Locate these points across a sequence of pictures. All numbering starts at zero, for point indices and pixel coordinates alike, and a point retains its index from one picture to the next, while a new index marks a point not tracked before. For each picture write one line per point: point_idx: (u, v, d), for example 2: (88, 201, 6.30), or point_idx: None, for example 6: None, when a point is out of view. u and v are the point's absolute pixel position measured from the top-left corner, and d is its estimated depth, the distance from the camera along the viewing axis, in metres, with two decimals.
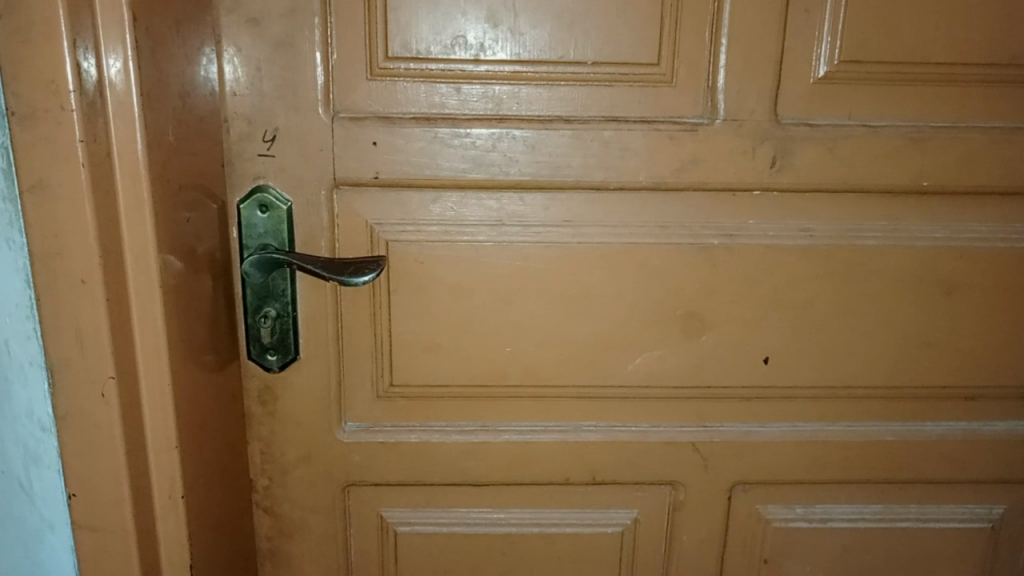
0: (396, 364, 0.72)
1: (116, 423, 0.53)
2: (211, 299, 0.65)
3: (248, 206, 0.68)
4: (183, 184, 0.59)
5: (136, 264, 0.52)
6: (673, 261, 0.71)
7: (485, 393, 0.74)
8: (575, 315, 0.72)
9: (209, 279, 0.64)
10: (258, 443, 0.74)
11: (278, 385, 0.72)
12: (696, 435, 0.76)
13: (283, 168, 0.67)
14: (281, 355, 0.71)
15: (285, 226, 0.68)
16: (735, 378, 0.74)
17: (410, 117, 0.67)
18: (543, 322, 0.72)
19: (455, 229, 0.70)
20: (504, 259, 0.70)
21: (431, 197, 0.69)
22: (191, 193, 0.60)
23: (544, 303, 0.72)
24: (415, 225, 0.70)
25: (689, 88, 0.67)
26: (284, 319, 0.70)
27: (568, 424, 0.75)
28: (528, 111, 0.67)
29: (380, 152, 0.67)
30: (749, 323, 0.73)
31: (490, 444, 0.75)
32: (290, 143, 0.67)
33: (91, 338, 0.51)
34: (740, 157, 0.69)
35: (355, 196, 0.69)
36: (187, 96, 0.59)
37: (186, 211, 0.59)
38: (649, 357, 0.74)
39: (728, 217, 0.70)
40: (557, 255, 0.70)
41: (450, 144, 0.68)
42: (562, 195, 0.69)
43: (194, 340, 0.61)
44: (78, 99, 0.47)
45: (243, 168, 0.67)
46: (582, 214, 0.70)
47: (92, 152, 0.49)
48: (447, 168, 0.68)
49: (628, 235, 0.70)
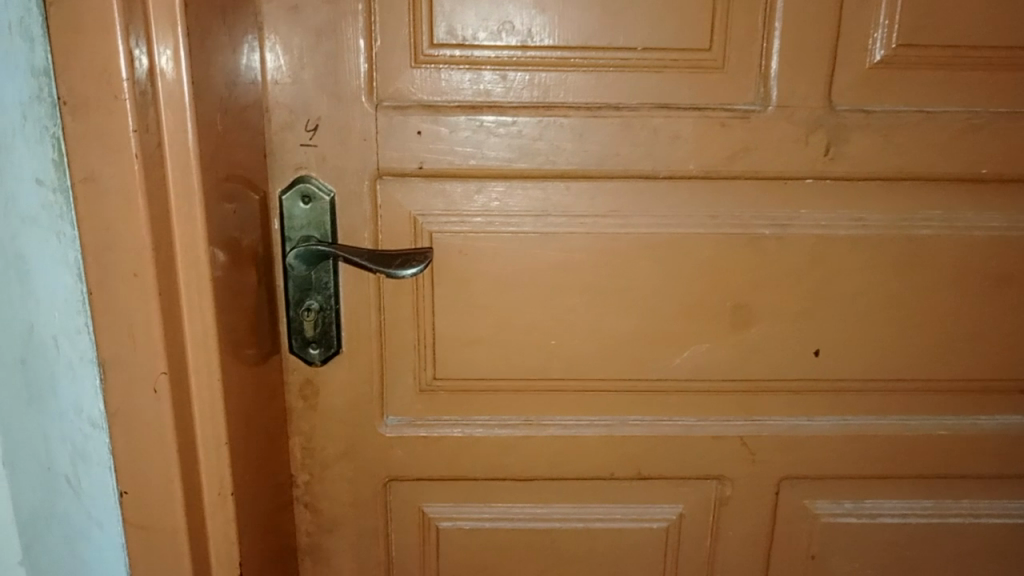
0: (439, 358, 0.71)
1: (167, 421, 0.52)
2: (252, 292, 0.63)
3: (290, 196, 0.66)
4: (227, 175, 0.58)
5: (186, 257, 0.51)
6: (723, 251, 0.69)
7: (530, 387, 0.72)
8: (622, 307, 0.71)
9: (252, 272, 0.63)
10: (298, 438, 0.73)
11: (319, 380, 0.71)
12: (743, 429, 0.75)
13: (324, 158, 0.66)
14: (323, 348, 0.69)
15: (328, 217, 0.67)
16: (783, 372, 0.73)
17: (455, 106, 0.66)
18: (589, 315, 0.71)
19: (499, 220, 0.68)
20: (549, 250, 0.69)
21: (474, 187, 0.68)
22: (233, 184, 0.59)
23: (590, 296, 0.70)
24: (459, 216, 0.68)
25: (740, 74, 0.66)
26: (326, 312, 0.68)
27: (613, 418, 0.74)
28: (574, 98, 0.66)
29: (423, 140, 0.66)
30: (798, 314, 0.71)
31: (534, 438, 0.74)
32: (333, 133, 0.66)
33: (141, 334, 0.50)
34: (793, 144, 0.67)
35: (399, 186, 0.68)
36: (230, 84, 0.58)
37: (230, 203, 0.58)
38: (696, 350, 0.72)
39: (779, 206, 0.69)
40: (603, 246, 0.69)
41: (495, 133, 0.66)
42: (608, 183, 0.68)
43: (237, 333, 0.60)
44: (131, 89, 0.46)
45: (285, 158, 0.66)
46: (628, 204, 0.68)
47: (144, 142, 0.47)
48: (493, 158, 0.67)
49: (677, 225, 0.69)
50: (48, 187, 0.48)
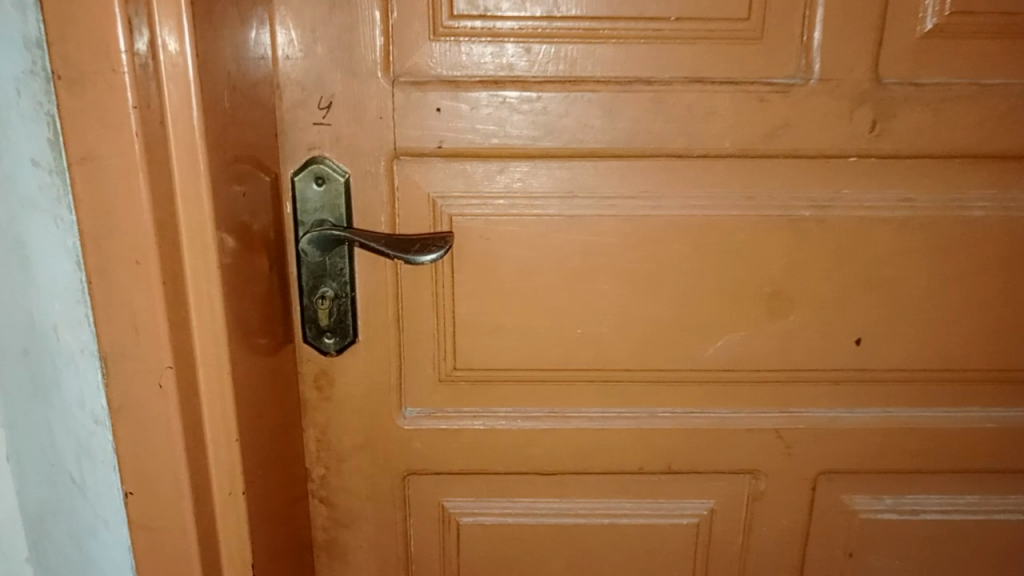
0: (459, 347, 0.68)
1: (174, 417, 0.49)
2: (264, 279, 0.60)
3: (303, 178, 0.63)
4: (236, 155, 0.54)
5: (192, 244, 0.48)
6: (759, 234, 0.66)
7: (554, 378, 0.69)
8: (652, 294, 0.67)
9: (264, 258, 0.60)
10: (313, 430, 0.70)
11: (334, 370, 0.68)
12: (778, 422, 0.71)
13: (339, 138, 0.63)
14: (338, 338, 0.66)
15: (342, 199, 0.64)
16: (822, 362, 0.69)
17: (477, 81, 0.62)
18: (618, 302, 0.67)
19: (522, 202, 0.65)
20: (575, 234, 0.65)
21: (496, 167, 0.64)
22: (242, 165, 0.56)
23: (619, 282, 0.67)
24: (480, 197, 0.65)
25: (781, 45, 0.61)
26: (341, 300, 0.65)
27: (641, 410, 0.71)
28: (603, 72, 0.62)
29: (442, 118, 0.62)
30: (839, 301, 0.67)
31: (559, 431, 0.70)
32: (348, 111, 0.62)
33: (146, 325, 0.47)
34: (836, 120, 0.63)
35: (417, 167, 0.64)
36: (238, 57, 0.54)
37: (240, 185, 0.55)
38: (730, 339, 0.68)
39: (819, 186, 0.65)
40: (633, 229, 0.65)
41: (518, 110, 0.62)
42: (638, 162, 0.64)
43: (248, 322, 0.57)
44: (130, 61, 0.43)
45: (297, 138, 0.63)
46: (659, 184, 0.65)
47: (146, 120, 0.44)
48: (516, 136, 0.63)
49: (711, 207, 0.65)
50: (45, 169, 0.44)
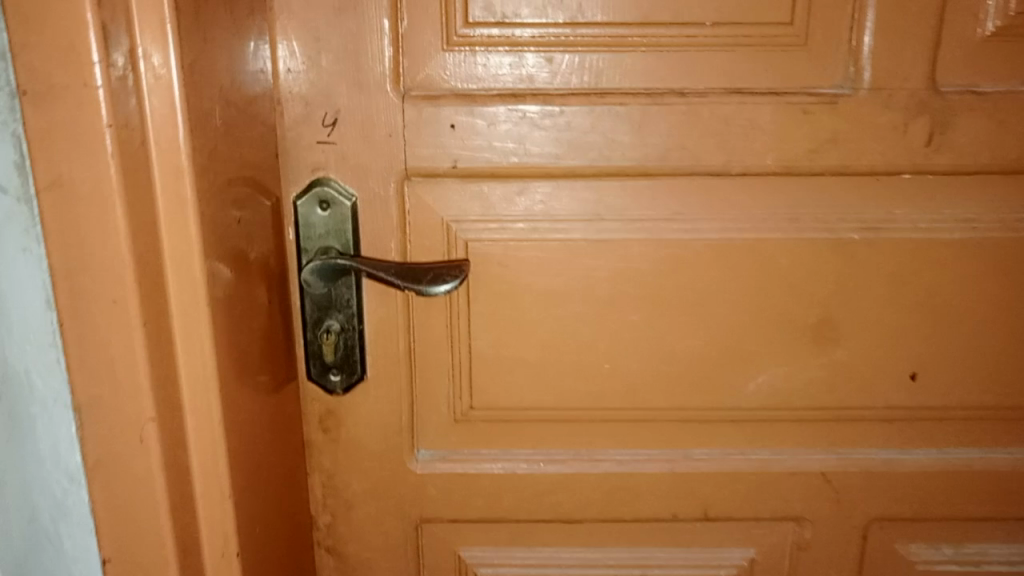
0: (476, 384, 0.62)
1: (158, 472, 0.43)
2: (264, 312, 0.55)
3: (306, 202, 0.58)
4: (232, 176, 0.49)
5: (178, 277, 0.42)
6: (805, 259, 0.60)
7: (580, 417, 0.63)
8: (686, 325, 0.61)
9: (262, 289, 0.55)
10: (318, 475, 0.64)
11: (341, 410, 0.63)
12: (826, 463, 0.65)
13: (345, 157, 0.58)
14: (345, 375, 0.61)
15: (349, 224, 0.59)
16: (874, 398, 0.63)
17: (494, 94, 0.57)
18: (649, 334, 0.61)
19: (544, 225, 0.59)
20: (603, 260, 0.60)
21: (516, 188, 0.59)
22: (238, 186, 0.50)
23: (650, 312, 0.61)
24: (499, 221, 0.59)
25: (828, 52, 0.56)
26: (348, 334, 0.60)
27: (676, 451, 0.65)
28: (632, 84, 0.56)
29: (457, 134, 0.57)
30: (893, 332, 0.61)
31: (585, 475, 0.65)
32: (354, 128, 0.57)
33: (123, 371, 0.41)
34: (889, 133, 0.57)
35: (429, 188, 0.59)
36: (234, 68, 0.49)
37: (236, 209, 0.50)
38: (773, 373, 0.62)
39: (871, 206, 0.59)
40: (666, 254, 0.60)
41: (540, 125, 0.57)
42: (671, 181, 0.59)
43: (246, 359, 0.52)
44: (104, 72, 0.38)
45: (299, 158, 0.57)
46: (695, 205, 0.59)
47: (123, 139, 0.39)
48: (538, 153, 0.58)
49: (752, 230, 0.59)
50: (11, 196, 0.39)
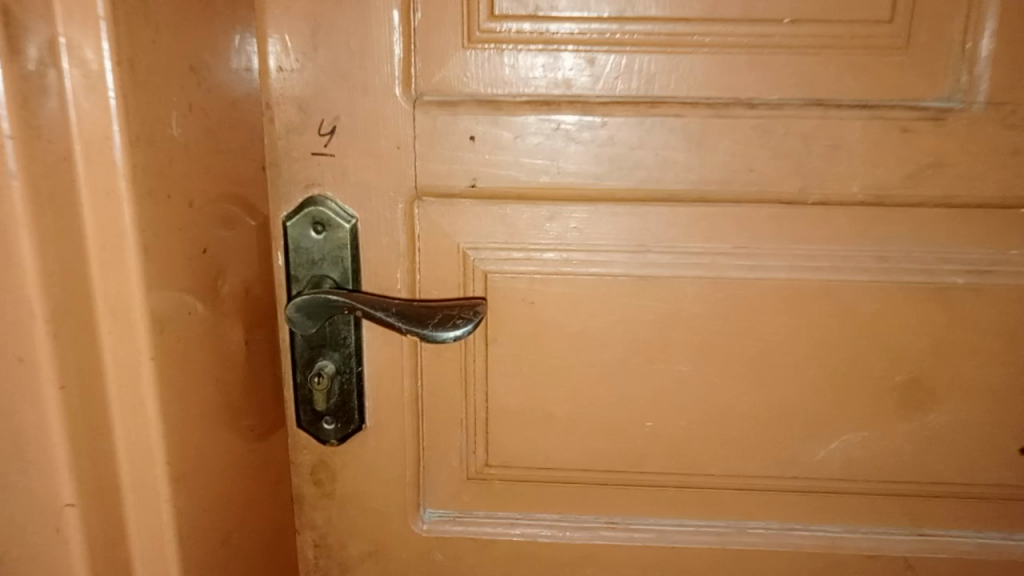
0: (494, 437, 0.53)
1: (81, 568, 0.35)
2: (247, 353, 0.46)
3: (298, 223, 0.49)
4: (205, 194, 0.40)
5: (113, 324, 0.35)
6: (893, 308, 0.50)
7: (614, 479, 0.54)
8: (744, 378, 0.52)
9: (240, 328, 0.45)
10: (309, 533, 0.56)
11: (336, 462, 0.54)
12: (908, 547, 0.54)
13: (344, 172, 0.49)
14: (340, 425, 0.53)
15: (349, 250, 0.50)
16: (968, 473, 0.53)
17: (523, 100, 0.47)
18: (700, 389, 0.52)
19: (579, 258, 0.50)
20: (646, 299, 0.51)
21: (546, 213, 0.50)
22: (214, 205, 0.42)
23: (701, 362, 0.51)
24: (525, 251, 0.50)
25: (932, 58, 0.46)
26: (345, 377, 0.51)
27: (727, 523, 0.55)
28: (689, 92, 0.47)
29: (477, 148, 0.48)
30: (997, 398, 0.51)
31: (618, 547, 0.55)
32: (356, 138, 0.48)
33: (37, 444, 0.33)
34: (1007, 159, 0.46)
35: (444, 211, 0.50)
36: (210, 62, 0.40)
37: (210, 235, 0.41)
38: (846, 440, 0.52)
39: (980, 247, 0.48)
40: (723, 296, 0.50)
41: (577, 139, 0.48)
42: (732, 208, 0.49)
43: (224, 413, 0.43)
44: (8, 67, 0.29)
45: (292, 172, 0.49)
46: (762, 238, 0.49)
47: (33, 153, 0.30)
48: (573, 172, 0.48)
49: (829, 270, 0.49)
50: None
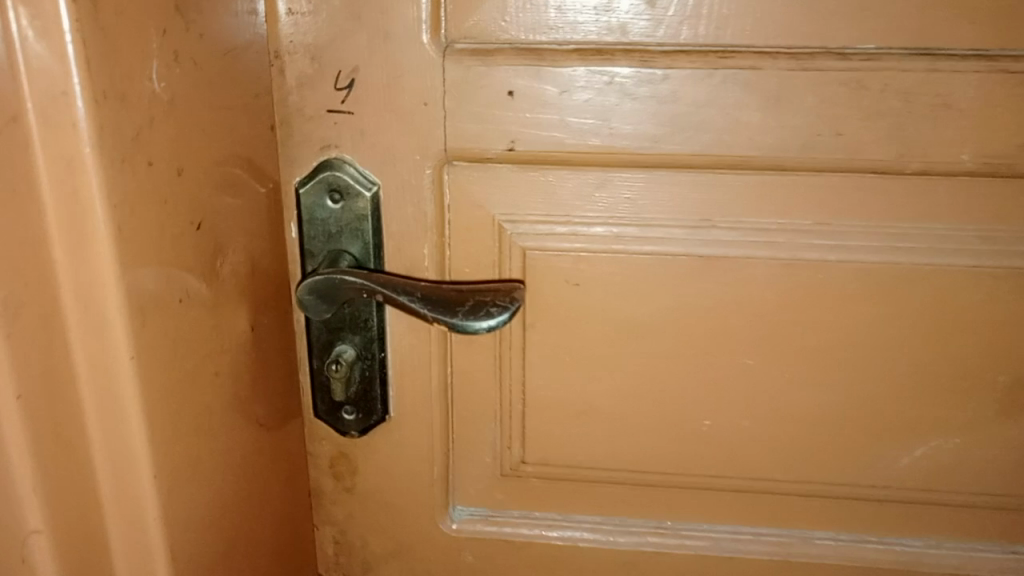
0: (532, 430, 0.48)
1: None
2: (255, 339, 0.41)
3: (312, 190, 0.43)
4: (197, 158, 0.35)
5: (82, 317, 0.29)
6: (1000, 298, 0.43)
7: (665, 481, 0.48)
8: (817, 370, 0.45)
9: (246, 312, 0.40)
10: (329, 528, 0.51)
11: (357, 454, 0.49)
12: (1003, 566, 0.48)
13: (364, 132, 0.43)
14: (361, 415, 0.47)
15: (368, 221, 0.44)
16: None
17: (573, 49, 0.40)
18: (767, 383, 0.46)
19: (632, 235, 0.44)
20: (708, 282, 0.44)
21: (594, 181, 0.43)
22: (210, 170, 0.36)
23: (770, 353, 0.45)
24: (569, 226, 0.44)
25: None
26: (365, 363, 0.46)
27: (793, 533, 0.49)
28: (768, 39, 0.39)
29: (518, 105, 0.41)
30: None
31: (668, 554, 0.50)
32: (378, 93, 0.42)
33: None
34: None
35: (478, 177, 0.44)
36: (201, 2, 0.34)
37: (207, 207, 0.36)
38: (935, 445, 0.46)
39: None
40: (801, 282, 0.44)
41: (634, 95, 0.41)
42: (810, 178, 0.42)
43: (229, 411, 0.38)
44: None
45: (305, 132, 0.43)
46: (850, 214, 0.42)
47: None
48: (628, 134, 0.42)
49: (926, 252, 0.43)
50: None
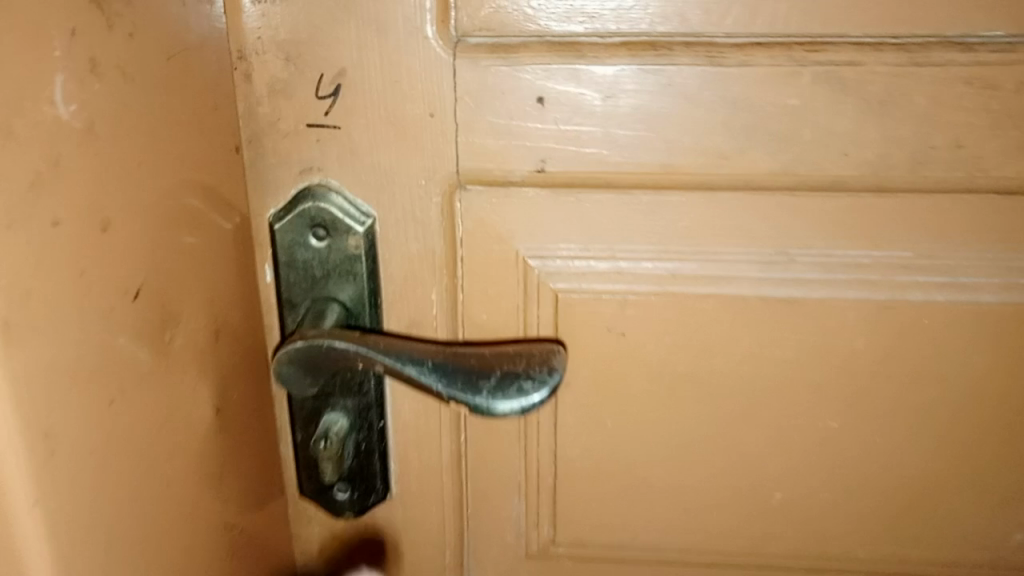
0: (564, 504, 0.40)
1: None
2: (222, 424, 0.32)
3: (289, 225, 0.34)
4: (133, 202, 0.26)
5: None
6: None
7: (724, 560, 0.40)
8: (913, 430, 0.37)
9: (211, 390, 0.31)
10: None
11: (354, 538, 0.40)
12: None
13: (354, 151, 0.34)
14: (358, 495, 0.39)
15: (362, 263, 0.35)
16: None
17: (619, 42, 0.32)
18: (850, 447, 0.38)
19: (690, 273, 0.35)
20: (781, 326, 0.36)
21: (644, 208, 0.35)
22: (153, 216, 0.27)
23: (855, 410, 0.37)
24: (613, 263, 0.36)
25: None
26: (362, 433, 0.37)
27: None
28: (868, 26, 0.31)
29: (549, 114, 0.33)
30: None
31: None
32: (371, 101, 0.33)
33: None
34: None
35: (497, 203, 0.35)
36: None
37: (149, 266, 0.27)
38: None
39: None
40: (896, 326, 0.36)
41: (697, 101, 0.32)
42: (917, 199, 0.34)
43: (190, 522, 0.29)
44: None
45: (278, 152, 0.34)
46: (958, 245, 0.34)
47: None
48: (689, 149, 0.33)
49: None
50: None
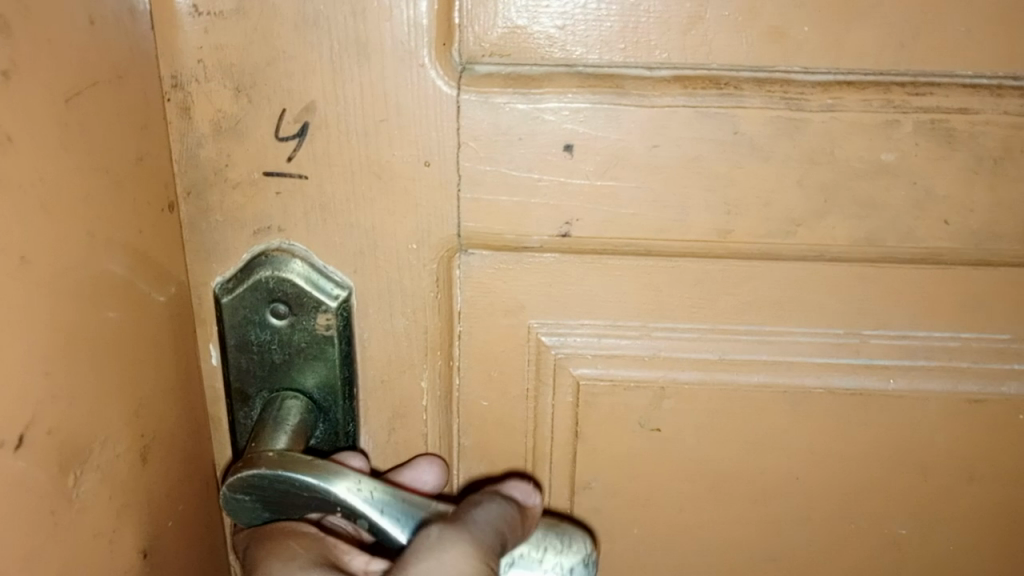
0: None
1: None
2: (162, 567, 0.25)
3: (241, 299, 0.27)
4: (29, 315, 0.18)
5: None
6: None
7: None
8: (989, 536, 0.32)
9: (147, 531, 0.23)
10: None
11: None
12: None
13: (324, 206, 0.26)
14: None
15: (334, 346, 0.27)
16: None
17: (670, 76, 0.25)
18: (916, 553, 0.32)
19: (742, 358, 0.29)
20: (845, 420, 0.30)
21: (692, 282, 0.28)
22: (62, 325, 0.19)
23: (926, 513, 0.31)
24: (648, 345, 0.29)
25: None
26: None
27: None
28: (989, 64, 0.24)
29: (579, 166, 0.26)
30: None
31: None
32: (349, 145, 0.25)
33: None
34: None
35: (507, 271, 0.28)
36: (5, 12, 0.17)
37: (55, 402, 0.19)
38: None
39: None
40: (984, 420, 0.30)
41: (766, 153, 0.25)
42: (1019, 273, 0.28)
43: None
44: None
45: (227, 207, 0.26)
46: None
47: None
48: (753, 214, 0.26)
49: None
50: None
